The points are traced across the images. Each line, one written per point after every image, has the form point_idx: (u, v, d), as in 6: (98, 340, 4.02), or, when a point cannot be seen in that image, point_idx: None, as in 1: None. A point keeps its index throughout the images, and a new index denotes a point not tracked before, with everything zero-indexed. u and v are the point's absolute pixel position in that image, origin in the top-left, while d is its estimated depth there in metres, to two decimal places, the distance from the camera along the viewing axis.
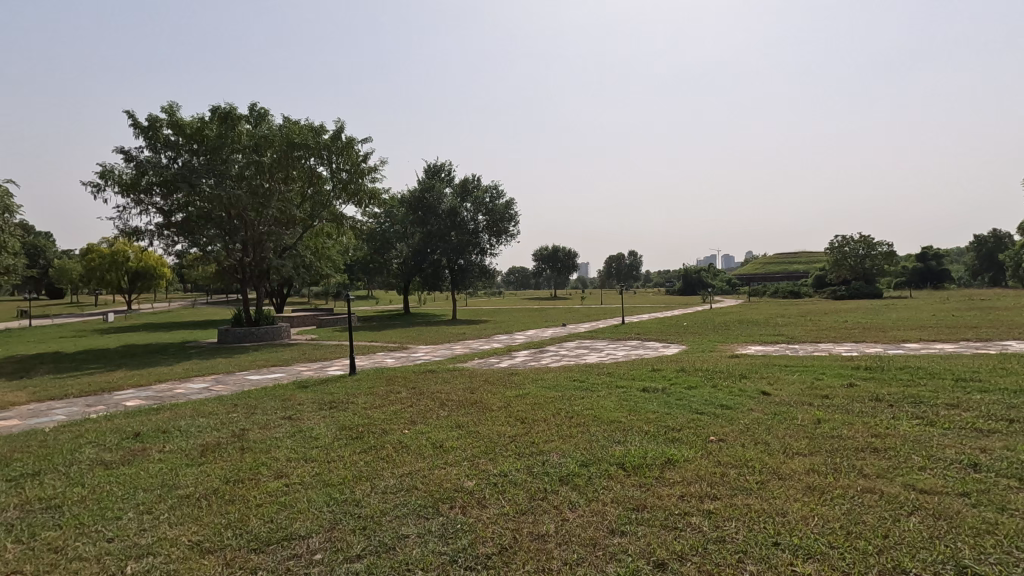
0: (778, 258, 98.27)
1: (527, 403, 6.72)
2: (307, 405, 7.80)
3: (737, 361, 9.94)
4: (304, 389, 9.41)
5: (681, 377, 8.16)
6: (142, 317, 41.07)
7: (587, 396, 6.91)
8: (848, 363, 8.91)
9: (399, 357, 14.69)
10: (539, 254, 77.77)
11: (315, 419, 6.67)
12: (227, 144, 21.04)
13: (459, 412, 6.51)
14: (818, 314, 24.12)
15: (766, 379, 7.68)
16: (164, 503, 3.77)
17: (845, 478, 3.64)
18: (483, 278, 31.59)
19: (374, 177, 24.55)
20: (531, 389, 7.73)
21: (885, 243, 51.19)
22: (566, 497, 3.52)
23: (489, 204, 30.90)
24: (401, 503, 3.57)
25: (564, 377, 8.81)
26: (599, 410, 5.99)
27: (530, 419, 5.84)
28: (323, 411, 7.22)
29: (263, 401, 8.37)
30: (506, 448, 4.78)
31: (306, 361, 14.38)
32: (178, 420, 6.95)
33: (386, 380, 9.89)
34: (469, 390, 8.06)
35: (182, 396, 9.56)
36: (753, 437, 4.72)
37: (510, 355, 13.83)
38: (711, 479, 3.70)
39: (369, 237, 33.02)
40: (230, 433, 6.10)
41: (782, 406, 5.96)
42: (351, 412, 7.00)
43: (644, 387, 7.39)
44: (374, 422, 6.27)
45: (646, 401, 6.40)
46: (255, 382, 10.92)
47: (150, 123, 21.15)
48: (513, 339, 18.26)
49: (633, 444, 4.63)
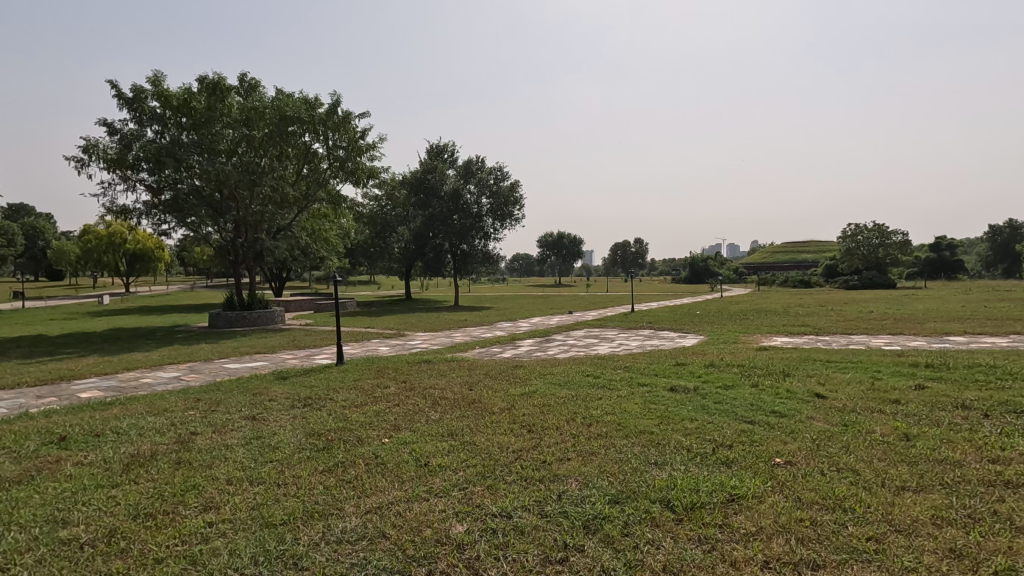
0: (786, 248, 96.60)
1: (535, 404, 5.65)
2: (278, 402, 6.71)
3: (772, 355, 8.80)
4: (281, 382, 8.34)
5: (714, 374, 7.03)
6: (138, 300, 40.16)
7: (605, 397, 5.82)
8: (903, 360, 7.76)
9: (394, 344, 13.66)
10: (544, 241, 76.37)
11: (281, 422, 5.56)
12: (217, 117, 19.84)
13: (453, 415, 5.44)
14: (837, 304, 22.89)
15: (815, 378, 6.54)
16: (28, 556, 2.70)
17: (998, 535, 2.55)
18: (486, 263, 30.52)
19: (372, 154, 23.27)
20: (538, 386, 6.64)
21: (900, 232, 49.67)
22: (595, 560, 2.46)
23: (493, 186, 29.63)
24: (360, 563, 2.52)
25: (577, 372, 7.70)
26: (623, 416, 4.93)
27: (542, 426, 4.76)
28: (295, 410, 6.13)
29: (231, 396, 7.30)
30: (509, 469, 3.69)
31: (294, 348, 13.36)
32: (123, 420, 5.88)
33: (375, 371, 8.83)
34: (467, 386, 6.96)
35: (147, 388, 8.53)
36: (836, 460, 3.62)
37: (513, 345, 12.73)
38: (801, 534, 2.60)
39: (369, 220, 31.85)
40: (175, 437, 5.04)
41: (849, 415, 4.84)
42: (326, 413, 5.89)
43: (672, 386, 6.28)
44: (349, 427, 5.18)
45: (677, 405, 5.32)
46: (232, 372, 9.86)
47: (135, 94, 19.99)
48: (517, 327, 17.16)
49: (677, 468, 3.55)
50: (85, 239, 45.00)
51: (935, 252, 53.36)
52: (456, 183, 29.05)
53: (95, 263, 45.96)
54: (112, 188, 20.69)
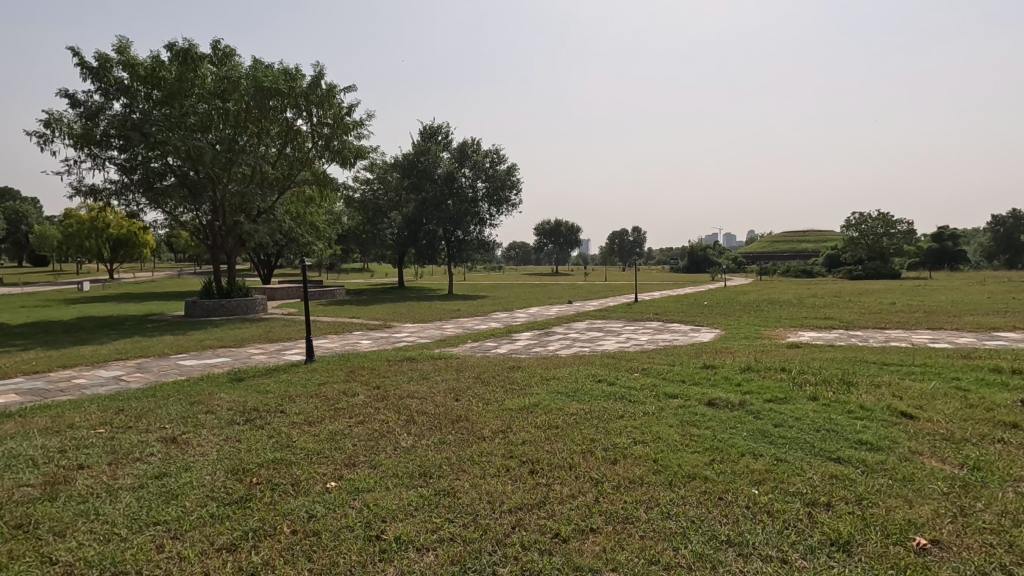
0: (784, 237, 95.37)
1: (538, 424, 4.34)
2: (215, 415, 5.36)
3: (814, 356, 7.47)
4: (232, 385, 6.96)
5: (755, 381, 5.70)
6: (121, 287, 38.59)
7: (628, 415, 4.51)
8: (976, 363, 6.48)
9: (379, 337, 12.37)
10: (540, 228, 74.82)
11: (205, 450, 4.24)
12: (188, 88, 18.24)
13: (431, 441, 4.13)
14: (850, 295, 21.55)
15: (887, 389, 5.21)
16: None
17: None
18: (482, 250, 29.15)
19: (360, 133, 21.66)
20: (541, 396, 5.32)
21: (905, 221, 48.38)
22: None
23: (489, 170, 28.11)
24: None
25: (586, 376, 6.34)
26: (660, 451, 3.62)
27: (549, 465, 3.45)
28: (230, 430, 4.78)
29: (164, 404, 5.97)
30: (507, 556, 2.42)
31: (266, 341, 12.00)
32: (3, 443, 4.53)
33: (346, 372, 7.51)
34: (452, 396, 5.61)
35: (75, 391, 7.18)
36: (1013, 544, 2.34)
37: (510, 338, 11.46)
38: None
39: (360, 204, 30.33)
40: (46, 476, 3.67)
41: (969, 450, 3.54)
42: (267, 434, 4.56)
43: (710, 398, 4.97)
44: (289, 459, 3.83)
45: (726, 431, 4.00)
46: (184, 371, 8.53)
47: (99, 62, 18.37)
48: (513, 318, 15.83)
49: (770, 564, 2.26)
50: (66, 223, 43.28)
51: (937, 242, 52.01)
52: (450, 165, 27.56)
53: (77, 249, 44.41)
54: (78, 165, 19.15)
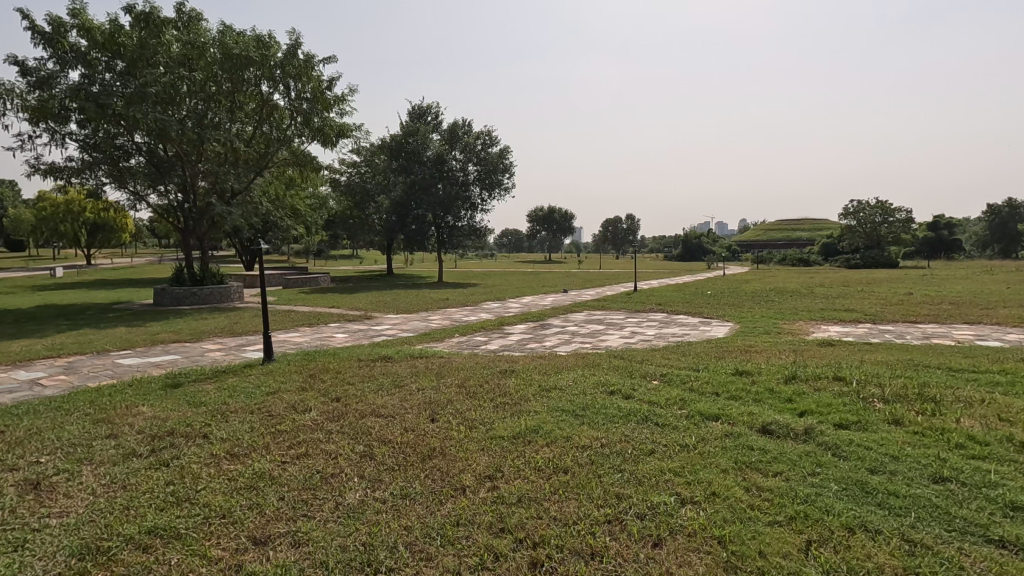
0: (778, 224, 94.51)
1: (541, 467, 3.12)
2: (117, 441, 4.10)
3: (862, 358, 6.32)
4: (163, 395, 5.68)
5: (812, 396, 4.52)
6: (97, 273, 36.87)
7: (664, 452, 3.30)
8: None
9: (357, 330, 11.17)
10: (533, 215, 73.54)
11: (69, 505, 2.99)
12: (150, 54, 16.59)
13: (390, 494, 2.91)
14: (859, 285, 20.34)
15: (990, 411, 4.01)
16: None
17: None
18: (473, 237, 27.75)
19: (342, 108, 20.08)
20: (542, 416, 4.11)
21: (904, 209, 47.31)
22: None
23: (481, 152, 26.62)
24: None
25: (595, 385, 5.14)
26: (734, 524, 2.40)
27: (561, 550, 2.26)
28: (120, 468, 3.51)
29: (65, 421, 4.71)
30: None
31: (228, 334, 10.69)
32: None
33: (307, 376, 6.27)
34: (428, 414, 4.40)
35: None
36: None
37: (501, 331, 10.31)
38: None
39: (346, 188, 28.86)
40: None
41: None
42: (167, 476, 3.30)
43: (763, 422, 3.80)
44: (178, 529, 2.60)
45: (811, 484, 2.80)
46: (117, 373, 7.23)
47: (54, 26, 16.68)
48: (505, 308, 14.59)
49: None
50: (39, 206, 41.23)
51: (933, 232, 51.10)
52: (440, 146, 26.10)
53: (52, 233, 42.29)
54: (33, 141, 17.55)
